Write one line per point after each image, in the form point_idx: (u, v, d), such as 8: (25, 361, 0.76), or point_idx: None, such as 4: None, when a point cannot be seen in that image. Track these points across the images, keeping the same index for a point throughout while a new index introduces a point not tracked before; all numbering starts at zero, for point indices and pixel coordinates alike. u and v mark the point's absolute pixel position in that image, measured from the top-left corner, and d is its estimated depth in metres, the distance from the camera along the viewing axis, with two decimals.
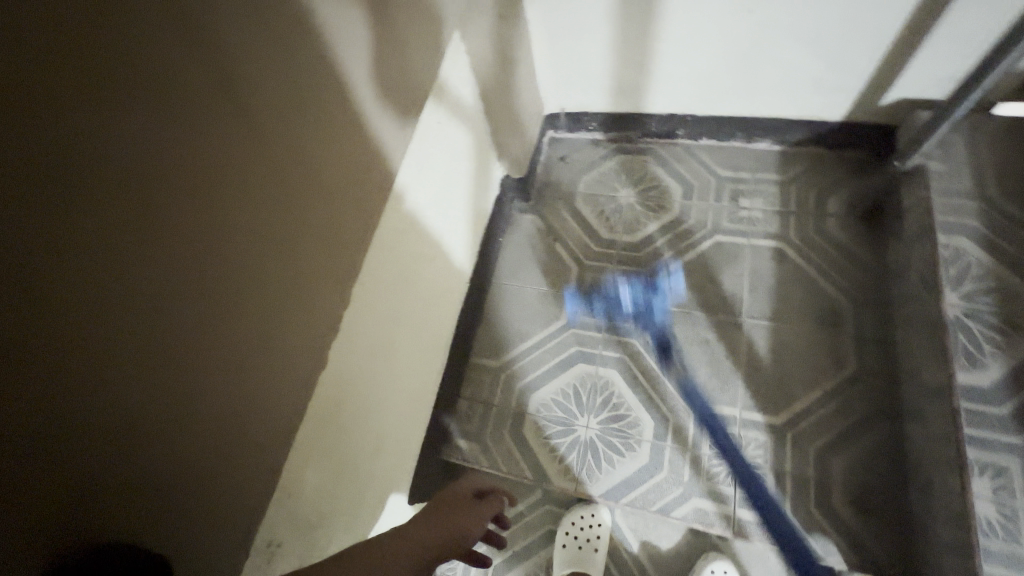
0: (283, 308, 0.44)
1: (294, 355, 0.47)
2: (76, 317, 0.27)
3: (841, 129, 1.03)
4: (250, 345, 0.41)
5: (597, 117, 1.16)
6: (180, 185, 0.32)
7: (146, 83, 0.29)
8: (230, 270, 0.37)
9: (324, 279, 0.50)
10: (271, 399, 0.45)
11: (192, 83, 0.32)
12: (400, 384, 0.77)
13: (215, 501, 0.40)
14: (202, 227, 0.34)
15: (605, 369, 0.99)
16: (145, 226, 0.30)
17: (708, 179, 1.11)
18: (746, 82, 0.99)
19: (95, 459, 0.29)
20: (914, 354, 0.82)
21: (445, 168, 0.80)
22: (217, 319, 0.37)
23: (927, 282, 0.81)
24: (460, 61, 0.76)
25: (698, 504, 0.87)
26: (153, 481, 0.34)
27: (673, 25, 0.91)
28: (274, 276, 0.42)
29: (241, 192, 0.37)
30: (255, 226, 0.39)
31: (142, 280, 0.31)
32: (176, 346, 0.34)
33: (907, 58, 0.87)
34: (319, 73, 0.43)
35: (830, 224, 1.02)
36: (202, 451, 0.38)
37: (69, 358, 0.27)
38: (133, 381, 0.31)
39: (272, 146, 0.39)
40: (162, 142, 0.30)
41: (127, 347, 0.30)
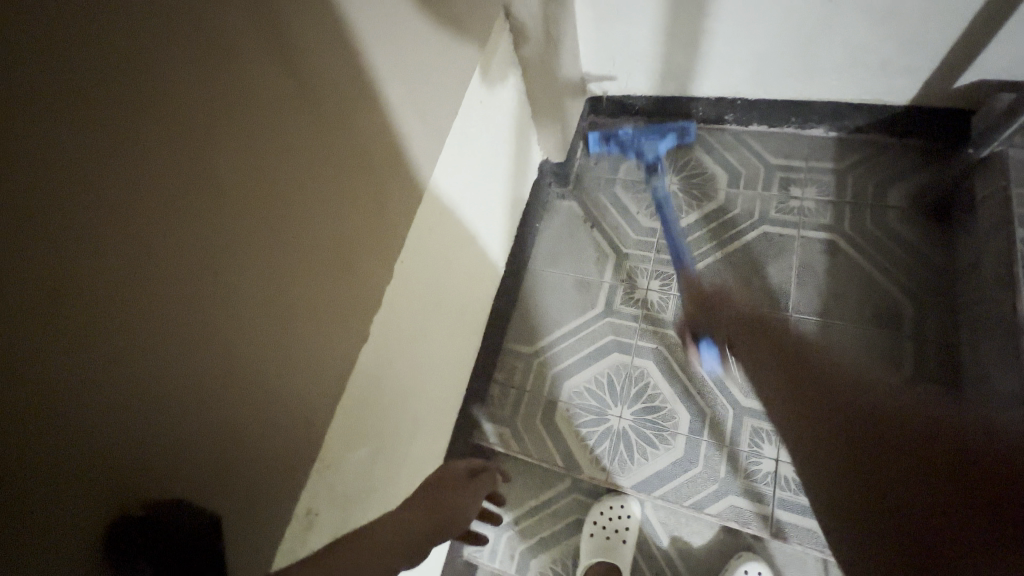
0: (323, 284, 0.44)
1: (337, 331, 0.47)
2: (135, 283, 0.27)
3: (907, 115, 0.96)
4: (293, 320, 0.41)
5: (641, 101, 1.13)
6: (231, 155, 0.32)
7: (200, 48, 0.28)
8: (276, 244, 0.37)
9: (367, 257, 0.50)
10: (315, 373, 0.46)
11: (242, 50, 0.31)
12: (435, 366, 0.78)
13: (259, 473, 0.40)
14: (251, 199, 0.34)
15: (640, 360, 0.97)
16: (198, 195, 0.30)
17: (757, 167, 1.06)
18: (804, 63, 0.93)
19: (153, 425, 0.30)
20: (981, 358, 0.76)
21: (486, 150, 0.79)
22: (263, 292, 0.37)
23: (1000, 281, 0.75)
24: (504, 40, 0.74)
25: (733, 502, 0.84)
26: (204, 451, 0.34)
27: (728, 3, 0.87)
28: (317, 252, 0.42)
29: (283, 163, 0.36)
30: (297, 199, 0.39)
31: (196, 249, 0.30)
32: (219, 318, 0.33)
33: (990, 36, 0.79)
34: (366, 45, 0.43)
35: (889, 217, 0.96)
36: (247, 424, 0.38)
37: (130, 324, 0.27)
38: (185, 350, 0.31)
39: (316, 117, 0.39)
40: (214, 110, 0.30)
41: (181, 315, 0.30)
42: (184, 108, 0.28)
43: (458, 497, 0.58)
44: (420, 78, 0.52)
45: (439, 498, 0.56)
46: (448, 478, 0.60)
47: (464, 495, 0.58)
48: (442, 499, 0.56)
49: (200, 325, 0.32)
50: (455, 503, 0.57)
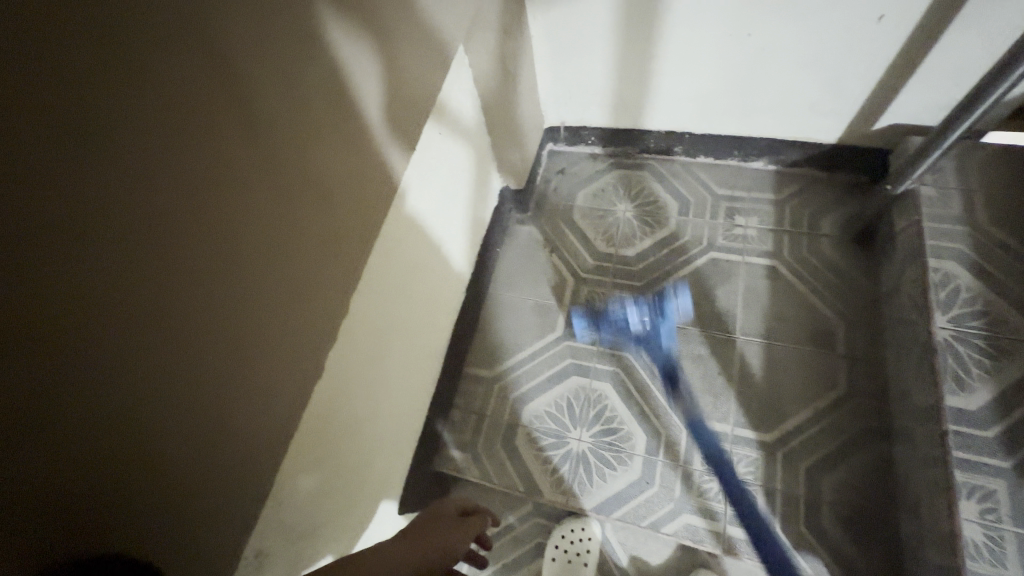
0: (278, 314, 0.44)
1: (293, 361, 0.47)
2: (83, 319, 0.28)
3: (835, 152, 1.05)
4: (249, 350, 0.41)
5: (596, 132, 1.18)
6: (185, 192, 0.33)
7: (150, 94, 0.30)
8: (232, 276, 0.38)
9: (323, 286, 0.50)
10: (268, 407, 0.45)
11: (194, 93, 0.33)
12: (394, 393, 0.77)
13: (213, 507, 0.40)
14: (208, 233, 0.35)
15: (598, 383, 0.99)
16: (151, 231, 0.31)
17: (704, 196, 1.12)
18: (744, 102, 1.01)
19: (99, 458, 0.30)
20: (905, 375, 0.83)
21: (445, 179, 0.81)
22: (219, 323, 0.38)
23: (917, 305, 0.82)
24: (464, 75, 0.77)
25: (688, 520, 0.87)
26: (154, 484, 0.34)
27: (673, 45, 0.93)
28: (275, 282, 0.43)
29: (236, 204, 0.38)
30: (253, 237, 0.40)
31: (147, 283, 0.32)
32: (164, 349, 0.34)
33: (900, 84, 0.89)
34: (321, 85, 0.44)
35: (823, 244, 1.03)
36: (201, 454, 0.38)
37: (74, 358, 0.28)
38: (135, 382, 0.32)
39: (268, 157, 0.40)
40: (166, 150, 0.31)
41: (130, 348, 0.31)
42: (136, 151, 0.30)
43: (453, 534, 0.59)
44: (376, 113, 0.54)
45: (431, 534, 0.57)
46: (442, 519, 0.61)
47: (458, 533, 0.60)
48: (437, 536, 0.57)
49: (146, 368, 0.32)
50: (448, 537, 0.58)
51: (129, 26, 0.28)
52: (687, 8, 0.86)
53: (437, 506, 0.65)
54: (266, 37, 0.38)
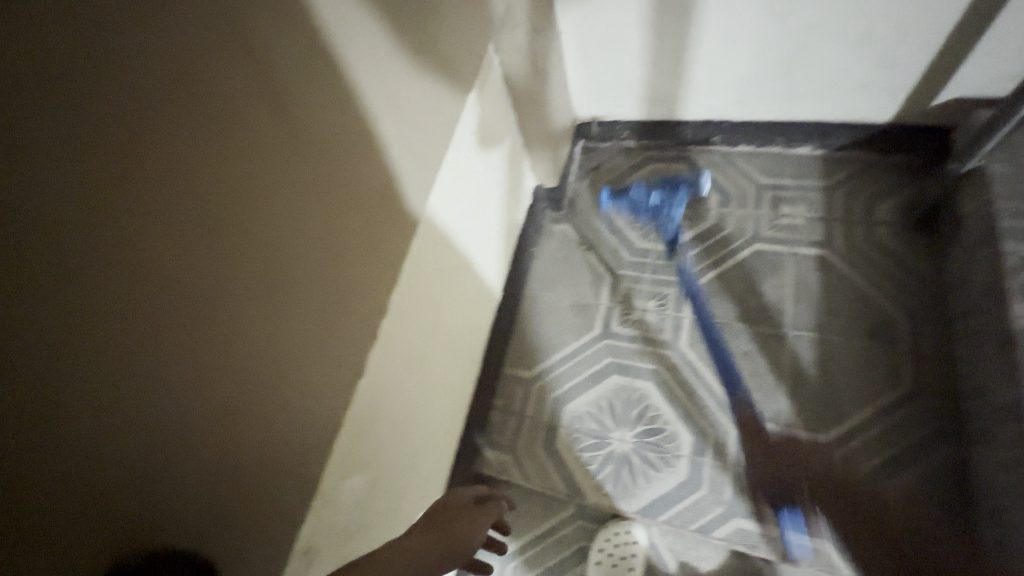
0: (311, 320, 0.44)
1: (330, 362, 0.47)
2: (124, 330, 0.28)
3: (890, 132, 0.98)
4: (282, 358, 0.41)
5: (630, 125, 1.15)
6: (223, 201, 0.33)
7: (197, 105, 0.30)
8: (266, 285, 0.38)
9: (360, 287, 0.50)
10: (313, 407, 0.46)
11: (238, 102, 0.33)
12: (434, 393, 0.78)
13: (246, 512, 0.40)
14: (243, 242, 0.35)
15: (639, 382, 0.97)
16: (190, 242, 0.31)
17: (746, 186, 1.08)
18: (786, 85, 0.96)
19: (137, 468, 0.30)
20: (979, 369, 0.76)
21: (479, 179, 0.81)
22: (252, 332, 0.37)
23: (992, 292, 0.75)
24: (495, 75, 0.76)
25: (740, 525, 0.83)
26: (189, 492, 0.34)
27: (709, 31, 0.90)
28: (308, 289, 0.43)
29: (270, 239, 0.38)
30: (286, 268, 0.40)
31: (186, 294, 0.31)
32: (201, 359, 0.33)
33: (963, 56, 0.82)
34: (354, 91, 0.44)
35: (879, 232, 0.97)
36: (232, 461, 0.38)
37: (116, 370, 0.28)
38: (173, 393, 0.32)
39: (302, 186, 0.40)
40: (208, 160, 0.31)
41: (171, 359, 0.31)
42: (181, 162, 0.29)
43: (466, 527, 0.57)
44: (409, 116, 0.54)
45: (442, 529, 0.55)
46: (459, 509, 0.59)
47: (473, 527, 0.58)
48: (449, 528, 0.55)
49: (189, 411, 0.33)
50: (462, 533, 0.55)
51: (183, 36, 0.28)
52: None
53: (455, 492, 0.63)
54: (311, 43, 0.38)
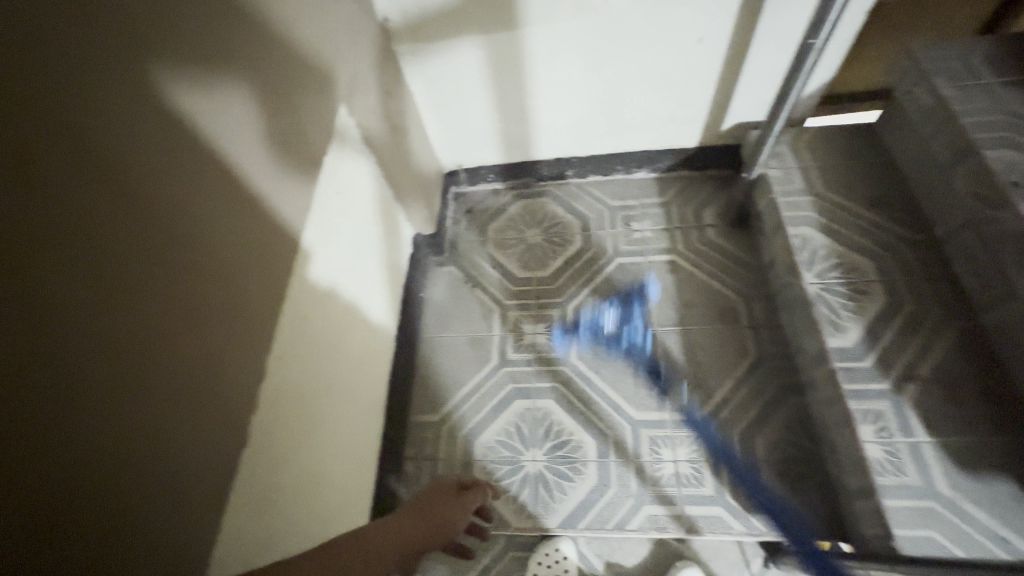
0: (221, 326, 0.48)
1: (234, 386, 0.49)
2: (41, 305, 0.31)
3: (699, 153, 1.20)
4: (199, 358, 0.44)
5: (494, 169, 1.26)
6: (120, 202, 0.37)
7: (85, 118, 0.35)
8: (172, 285, 0.42)
9: (239, 345, 0.50)
10: (201, 482, 0.44)
11: (126, 118, 0.38)
12: (337, 454, 0.76)
13: (179, 510, 0.41)
14: (145, 244, 0.39)
15: (541, 401, 1.02)
16: (93, 238, 0.35)
17: (601, 210, 1.23)
18: (612, 124, 1.13)
19: (70, 447, 0.32)
20: (796, 330, 0.94)
21: (353, 234, 0.83)
22: (166, 327, 0.41)
23: (790, 268, 0.94)
24: (353, 137, 0.81)
25: (650, 511, 0.90)
26: (123, 478, 0.36)
27: (540, 84, 1.04)
28: (213, 294, 0.47)
29: (180, 279, 0.43)
30: (199, 305, 0.45)
31: (95, 283, 0.35)
32: (115, 344, 0.36)
33: (732, 91, 1.05)
34: (230, 122, 0.50)
35: (708, 233, 1.16)
36: (161, 453, 0.40)
37: (34, 344, 0.31)
38: (91, 375, 0.34)
39: (204, 233, 0.46)
40: (102, 165, 0.36)
41: (86, 342, 0.34)
42: (75, 166, 0.34)
43: (451, 508, 0.58)
44: (268, 183, 0.56)
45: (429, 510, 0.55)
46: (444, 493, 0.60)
47: (457, 509, 0.58)
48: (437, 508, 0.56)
49: (116, 396, 0.36)
50: (445, 513, 0.56)
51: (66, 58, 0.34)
52: (545, 51, 0.97)
53: (438, 479, 0.63)
54: (182, 78, 0.43)
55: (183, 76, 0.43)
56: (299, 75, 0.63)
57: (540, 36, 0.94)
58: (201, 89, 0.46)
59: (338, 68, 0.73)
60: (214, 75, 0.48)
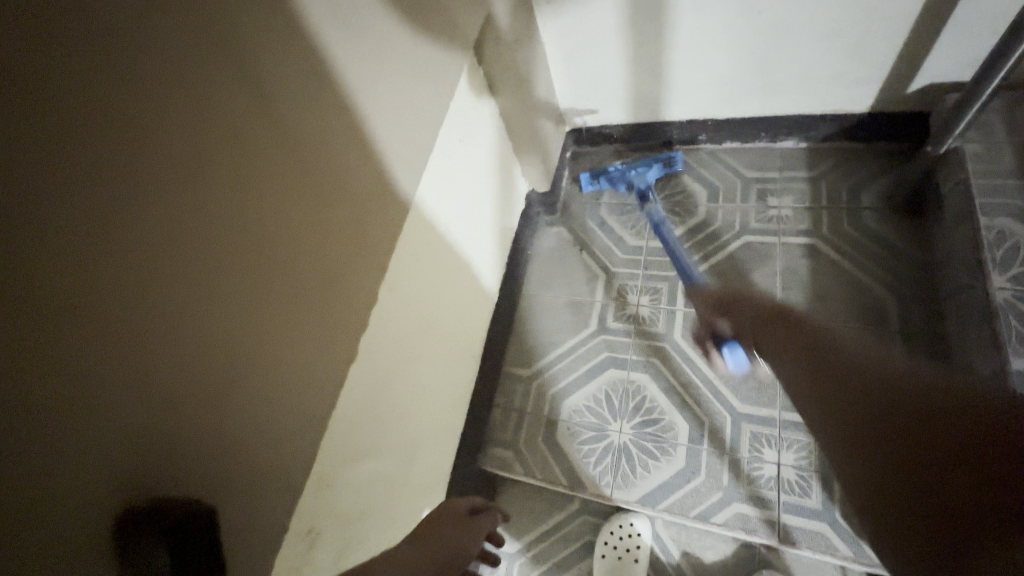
0: (303, 266, 0.46)
1: (326, 319, 0.51)
2: (122, 215, 0.30)
3: (869, 121, 1.01)
4: (276, 295, 0.44)
5: (618, 128, 1.19)
6: (213, 120, 0.36)
7: (192, 23, 0.33)
8: (257, 216, 0.40)
9: (342, 274, 0.52)
10: (298, 391, 0.48)
11: (231, 31, 0.36)
12: (433, 388, 0.81)
13: (238, 443, 0.41)
14: (235, 168, 0.38)
15: (635, 374, 0.99)
16: (182, 154, 0.33)
17: (733, 181, 1.11)
18: (762, 82, 0.99)
19: (134, 362, 0.32)
20: (966, 344, 0.77)
21: (470, 183, 0.86)
22: (244, 258, 0.40)
23: (972, 268, 0.77)
24: (478, 84, 0.83)
25: (739, 510, 0.84)
26: (187, 402, 0.36)
27: (682, 33, 0.94)
28: (296, 233, 0.45)
29: (280, 156, 0.42)
30: (288, 198, 0.44)
31: (181, 200, 0.34)
32: (193, 267, 0.35)
33: (931, 43, 0.85)
34: (342, 55, 0.48)
35: (865, 217, 0.99)
36: (227, 385, 0.39)
37: (110, 253, 0.30)
38: (164, 294, 0.33)
39: (308, 114, 0.45)
40: (200, 76, 0.34)
41: (163, 260, 0.33)
42: (175, 73, 0.32)
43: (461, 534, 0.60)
44: (392, 114, 0.58)
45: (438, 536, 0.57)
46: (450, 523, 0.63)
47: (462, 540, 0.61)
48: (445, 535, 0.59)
49: (187, 319, 0.35)
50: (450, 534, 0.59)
51: None
52: None
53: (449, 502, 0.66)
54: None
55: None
56: (436, 12, 0.64)
57: None
58: (339, 12, 0.47)
59: (472, 9, 0.73)
60: (346, 13, 0.48)
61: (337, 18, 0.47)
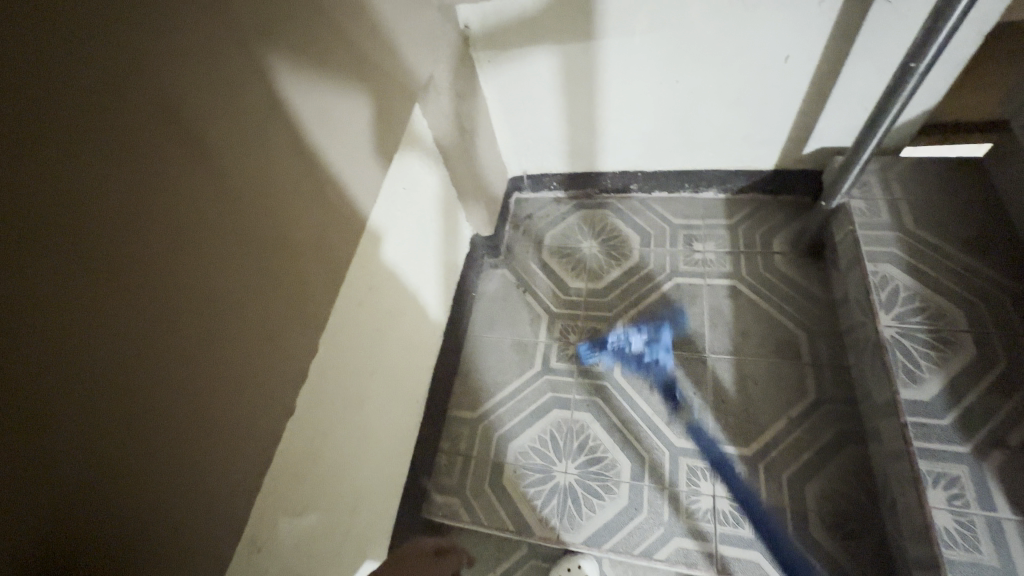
0: (246, 314, 0.46)
1: (271, 369, 0.50)
2: (50, 261, 0.29)
3: (775, 177, 1.14)
4: (216, 345, 0.42)
5: (557, 177, 1.27)
6: (158, 170, 0.36)
7: (137, 78, 0.34)
8: (200, 264, 0.40)
9: (289, 323, 0.52)
10: (238, 445, 0.46)
11: (181, 88, 0.38)
12: (375, 437, 0.79)
13: (169, 503, 0.38)
14: (178, 216, 0.38)
15: (578, 414, 1.01)
16: (121, 201, 0.33)
17: (662, 227, 1.20)
18: (683, 140, 1.10)
19: (55, 414, 0.30)
20: (865, 376, 0.86)
21: (414, 229, 0.87)
22: (184, 306, 0.39)
23: (865, 308, 0.87)
24: (424, 136, 0.86)
25: (680, 544, 0.86)
26: (114, 458, 0.34)
27: (612, 95, 1.03)
28: (240, 282, 0.45)
29: (206, 181, 0.40)
30: (233, 247, 0.44)
31: (114, 247, 0.33)
32: (126, 314, 0.34)
33: (818, 113, 0.98)
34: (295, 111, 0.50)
35: (776, 261, 1.10)
36: (161, 438, 0.37)
37: (34, 300, 0.28)
38: (95, 341, 0.32)
39: (242, 143, 0.44)
40: (145, 126, 0.35)
41: (94, 306, 0.32)
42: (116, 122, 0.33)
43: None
44: (343, 165, 0.60)
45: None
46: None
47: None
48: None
49: (118, 368, 0.34)
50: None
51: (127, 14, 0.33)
52: (620, 61, 0.96)
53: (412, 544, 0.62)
54: (260, 61, 0.45)
55: (269, 55, 0.46)
56: (380, 70, 0.67)
57: (617, 46, 0.94)
58: (291, 74, 0.49)
59: (416, 68, 0.77)
60: (298, 74, 0.50)
61: (289, 76, 0.49)
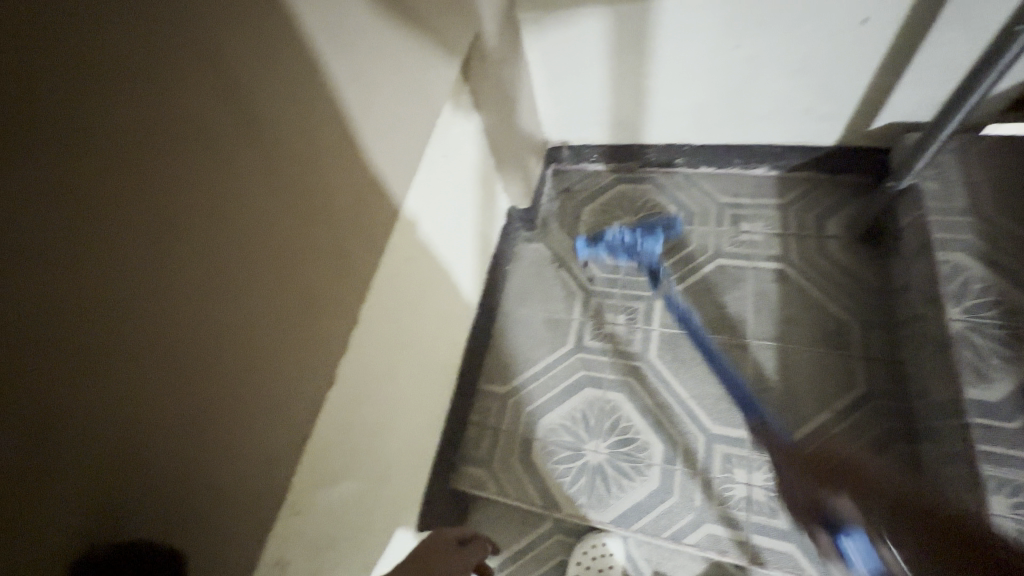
0: (284, 286, 0.45)
1: (309, 341, 0.49)
2: (90, 228, 0.28)
3: (835, 154, 1.06)
4: (254, 318, 0.42)
5: (598, 149, 1.21)
6: (199, 134, 0.34)
7: (180, 32, 0.32)
8: (239, 235, 0.39)
9: (326, 295, 0.51)
10: (276, 417, 0.46)
11: (225, 45, 0.35)
12: (409, 407, 0.79)
13: (207, 473, 0.39)
14: (218, 184, 0.36)
15: (610, 394, 0.99)
16: (161, 167, 0.32)
17: (707, 205, 1.14)
18: (737, 112, 1.03)
19: (97, 383, 0.29)
20: (923, 371, 0.81)
21: (452, 199, 0.85)
22: (223, 277, 0.38)
23: (930, 299, 0.81)
24: (465, 101, 0.82)
25: (711, 530, 0.85)
26: (153, 429, 0.33)
27: (664, 61, 0.97)
28: (279, 253, 0.44)
29: (244, 145, 0.38)
30: (272, 217, 0.42)
31: (155, 214, 0.32)
32: (166, 285, 0.33)
33: (893, 84, 0.90)
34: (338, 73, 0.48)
35: (830, 245, 1.03)
36: (200, 411, 0.37)
37: (74, 266, 0.27)
38: (136, 311, 0.31)
39: (278, 107, 0.41)
40: (188, 87, 0.33)
41: (134, 275, 0.31)
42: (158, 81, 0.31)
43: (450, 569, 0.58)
44: (383, 132, 0.57)
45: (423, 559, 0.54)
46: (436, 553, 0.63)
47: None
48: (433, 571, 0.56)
49: (157, 339, 0.33)
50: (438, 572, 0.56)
51: None
52: (678, 24, 0.89)
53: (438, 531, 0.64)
54: (305, 16, 0.42)
55: (314, 10, 0.43)
56: (425, 29, 0.63)
57: (675, 6, 0.87)
58: (335, 31, 0.46)
59: (461, 27, 0.73)
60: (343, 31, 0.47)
61: (334, 36, 0.46)
